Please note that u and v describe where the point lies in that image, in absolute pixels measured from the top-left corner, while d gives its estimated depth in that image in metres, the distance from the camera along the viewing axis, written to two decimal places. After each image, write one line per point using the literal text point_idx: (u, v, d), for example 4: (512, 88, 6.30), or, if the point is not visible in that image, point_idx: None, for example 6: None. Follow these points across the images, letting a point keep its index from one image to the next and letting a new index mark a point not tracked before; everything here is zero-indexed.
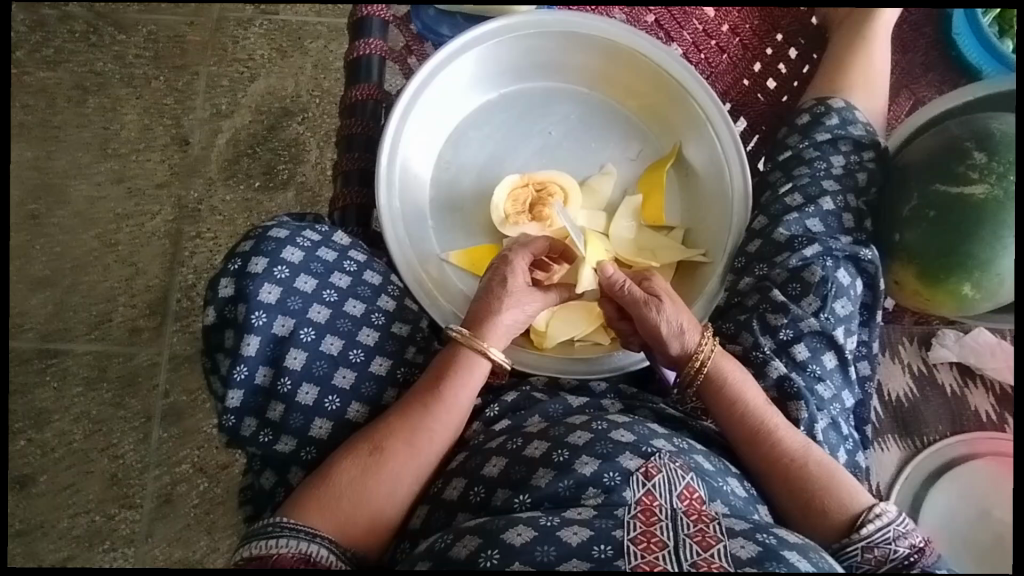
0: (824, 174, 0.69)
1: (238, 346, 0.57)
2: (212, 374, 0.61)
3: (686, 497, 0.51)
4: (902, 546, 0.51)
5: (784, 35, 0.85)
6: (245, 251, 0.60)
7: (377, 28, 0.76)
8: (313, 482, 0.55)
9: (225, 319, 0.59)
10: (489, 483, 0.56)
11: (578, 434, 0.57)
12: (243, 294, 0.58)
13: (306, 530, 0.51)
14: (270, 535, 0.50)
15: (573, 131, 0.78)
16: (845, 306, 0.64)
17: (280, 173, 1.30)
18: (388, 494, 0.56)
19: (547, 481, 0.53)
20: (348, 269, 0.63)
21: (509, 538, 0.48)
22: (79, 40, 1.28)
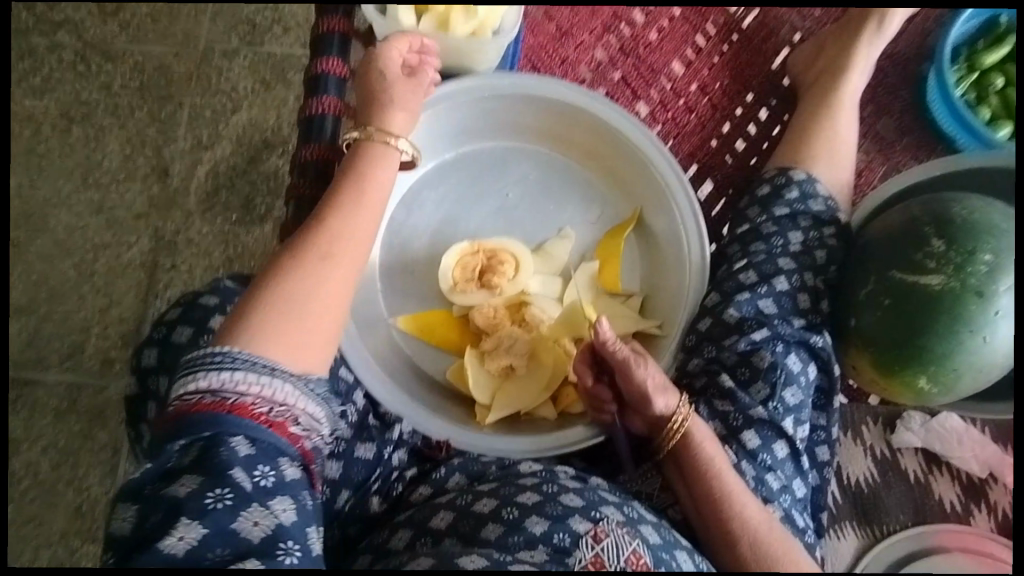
0: (781, 251, 0.67)
1: (156, 421, 0.56)
2: (136, 443, 0.60)
3: (633, 562, 0.51)
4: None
5: (755, 95, 0.83)
6: (171, 318, 0.60)
7: (334, 86, 0.74)
8: (249, 313, 0.52)
9: (148, 389, 0.58)
10: (436, 534, 0.57)
11: (527, 494, 0.58)
12: (165, 365, 0.58)
13: (263, 363, 0.49)
14: (218, 367, 0.48)
15: (531, 193, 0.77)
16: (796, 395, 0.61)
17: (258, 208, 1.29)
18: (329, 315, 0.55)
19: (497, 534, 0.55)
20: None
21: (463, 563, 0.50)
22: (66, 69, 1.28)
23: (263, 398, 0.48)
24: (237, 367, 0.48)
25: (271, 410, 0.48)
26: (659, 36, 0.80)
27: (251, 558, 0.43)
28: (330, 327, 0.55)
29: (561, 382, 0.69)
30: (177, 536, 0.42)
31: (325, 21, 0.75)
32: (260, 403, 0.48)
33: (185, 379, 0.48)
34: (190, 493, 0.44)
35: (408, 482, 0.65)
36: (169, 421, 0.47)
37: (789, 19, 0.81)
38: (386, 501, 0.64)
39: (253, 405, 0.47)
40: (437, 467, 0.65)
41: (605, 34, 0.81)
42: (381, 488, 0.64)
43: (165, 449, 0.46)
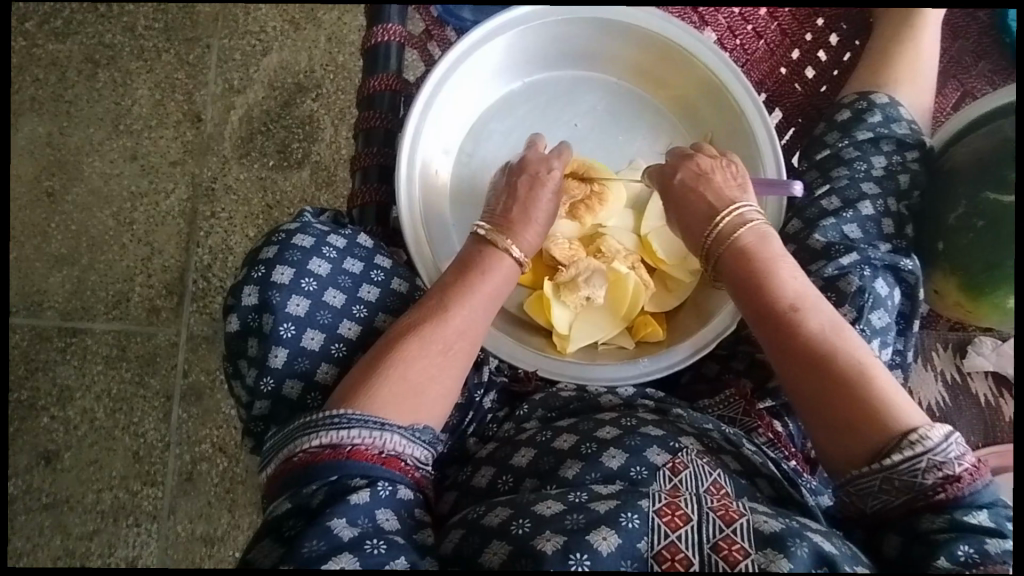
0: (864, 176, 0.66)
1: (265, 358, 0.57)
2: (234, 378, 0.61)
3: (714, 491, 0.52)
4: (929, 479, 0.46)
5: (825, 19, 0.78)
6: (269, 257, 0.59)
7: (396, 12, 0.71)
8: (367, 373, 0.54)
9: (250, 327, 0.59)
10: (517, 472, 0.58)
11: (606, 429, 0.59)
12: (269, 305, 0.58)
13: (374, 420, 0.51)
14: (336, 423, 0.50)
15: (600, 123, 0.76)
16: (882, 318, 0.61)
17: (294, 152, 1.28)
18: (441, 382, 0.56)
19: (575, 470, 0.55)
20: (376, 280, 0.62)
21: (539, 509, 0.51)
22: (88, 10, 1.27)
23: (379, 449, 0.50)
24: (355, 425, 0.50)
25: (384, 452, 0.51)
26: None
27: (345, 553, 0.45)
28: (445, 395, 0.56)
29: (638, 313, 0.70)
30: (311, 543, 0.45)
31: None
32: (373, 446, 0.50)
33: (311, 432, 0.50)
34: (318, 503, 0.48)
35: (495, 417, 0.67)
36: (293, 470, 0.50)
37: None
38: (481, 440, 0.65)
39: (368, 448, 0.50)
40: (518, 403, 0.67)
41: None
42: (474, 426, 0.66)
43: (296, 490, 0.49)
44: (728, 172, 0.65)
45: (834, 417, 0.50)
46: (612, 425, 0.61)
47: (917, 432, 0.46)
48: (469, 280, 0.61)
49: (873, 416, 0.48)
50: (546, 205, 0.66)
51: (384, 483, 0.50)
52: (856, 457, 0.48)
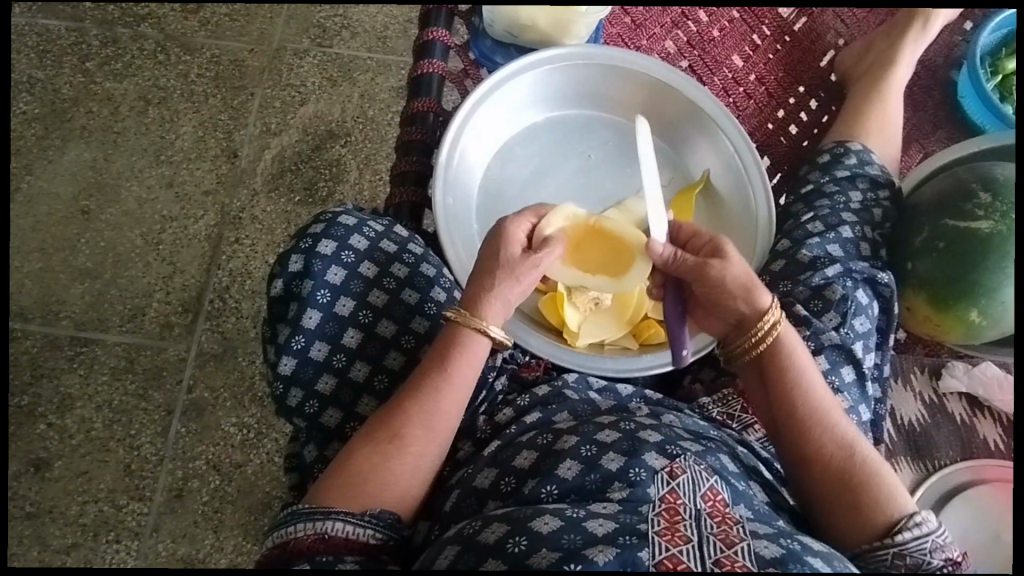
0: (843, 207, 0.75)
1: (299, 318, 0.64)
2: (269, 341, 0.67)
3: (710, 498, 0.52)
4: (936, 558, 0.52)
5: (805, 88, 0.92)
6: (316, 232, 0.67)
7: (439, 51, 0.83)
8: (331, 472, 0.58)
9: (291, 291, 0.66)
10: (519, 474, 0.58)
11: (606, 433, 0.59)
12: (310, 271, 0.65)
13: (320, 511, 0.54)
14: (288, 522, 0.55)
15: (610, 156, 0.84)
16: (864, 323, 0.69)
17: (320, 190, 1.36)
18: (410, 472, 0.59)
19: (574, 473, 0.55)
20: (408, 261, 0.69)
21: (536, 526, 0.49)
22: (148, 58, 1.38)
23: (323, 537, 0.53)
24: (302, 520, 0.54)
25: (328, 536, 0.53)
26: (722, 33, 0.91)
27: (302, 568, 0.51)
28: (402, 482, 0.59)
29: (642, 317, 0.74)
30: None
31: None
32: (317, 532, 0.53)
33: (276, 530, 0.55)
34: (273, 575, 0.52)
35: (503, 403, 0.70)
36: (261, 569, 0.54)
37: (831, 27, 0.94)
38: (490, 421, 0.68)
39: (311, 536, 0.53)
40: (524, 392, 0.71)
41: (674, 28, 0.91)
42: (487, 409, 0.70)
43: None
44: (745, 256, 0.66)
45: (842, 499, 0.56)
46: (612, 428, 0.60)
47: (913, 518, 0.54)
48: (434, 371, 0.62)
49: (874, 503, 0.55)
50: (517, 292, 0.66)
51: (326, 556, 0.52)
52: (860, 535, 0.55)
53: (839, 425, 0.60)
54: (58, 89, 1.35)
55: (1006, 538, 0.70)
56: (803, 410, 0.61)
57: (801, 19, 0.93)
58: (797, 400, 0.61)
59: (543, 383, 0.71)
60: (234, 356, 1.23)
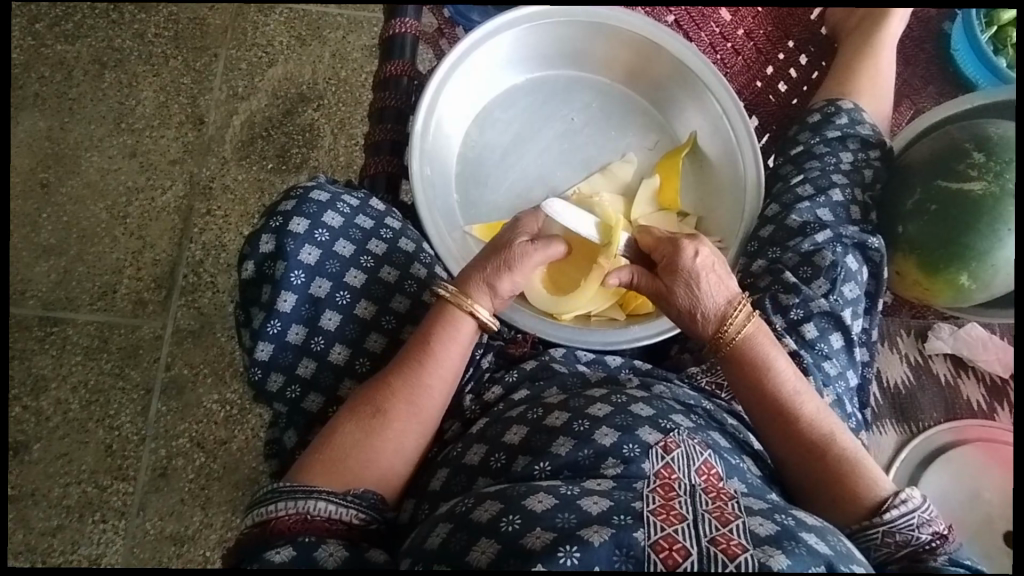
0: (834, 168, 0.73)
1: (274, 302, 0.61)
2: (244, 325, 0.65)
3: (704, 473, 0.51)
4: (925, 533, 0.52)
5: (795, 42, 0.88)
6: (286, 210, 0.64)
7: (412, 9, 0.78)
8: (311, 451, 0.57)
9: (264, 273, 0.63)
10: (509, 450, 0.56)
11: (597, 407, 0.58)
12: (283, 252, 0.62)
13: (305, 488, 0.53)
14: (268, 499, 0.52)
15: (594, 119, 0.81)
16: (853, 290, 0.67)
17: (293, 157, 1.30)
18: (395, 448, 0.59)
19: (567, 448, 0.54)
20: (385, 237, 0.67)
21: (530, 504, 0.47)
22: (100, 17, 1.30)
23: (306, 517, 0.51)
24: (285, 498, 0.52)
25: (309, 516, 0.51)
26: None
27: (287, 546, 0.48)
28: (386, 461, 0.58)
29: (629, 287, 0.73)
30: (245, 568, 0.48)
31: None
32: (298, 511, 0.51)
33: (254, 508, 0.53)
34: (248, 555, 0.49)
35: (490, 382, 0.68)
36: (236, 550, 0.52)
37: None
38: (478, 399, 0.67)
39: (292, 514, 0.51)
40: (510, 368, 0.69)
41: None
42: (474, 387, 0.68)
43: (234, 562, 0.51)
44: (715, 270, 0.62)
45: (824, 490, 0.56)
46: (603, 402, 0.59)
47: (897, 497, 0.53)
48: (422, 348, 0.61)
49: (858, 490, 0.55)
50: (513, 287, 0.64)
51: (307, 536, 0.50)
52: (847, 518, 0.54)
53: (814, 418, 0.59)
54: None
55: (984, 496, 0.72)
56: (778, 407, 0.59)
57: None
58: (770, 400, 0.59)
59: (530, 357, 0.70)
60: (213, 332, 1.19)
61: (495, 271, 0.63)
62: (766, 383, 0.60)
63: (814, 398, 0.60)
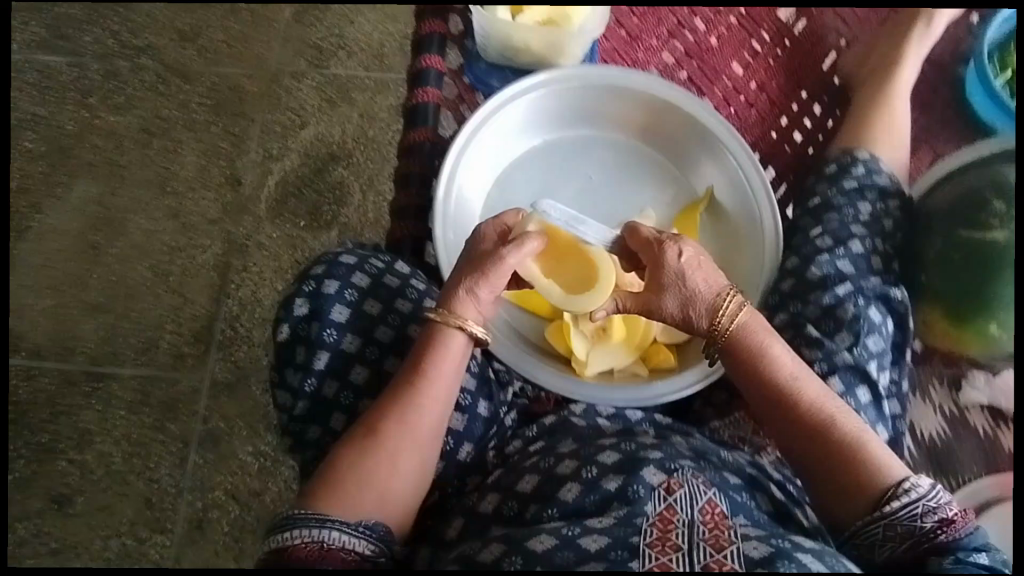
0: (852, 220, 0.73)
1: (309, 360, 0.64)
2: (276, 386, 0.66)
3: (708, 511, 0.51)
4: (927, 521, 0.54)
5: (808, 92, 0.90)
6: (319, 273, 0.67)
7: (433, 78, 0.84)
8: (315, 480, 0.58)
9: (298, 335, 0.65)
10: (521, 498, 0.58)
11: (607, 454, 0.58)
12: (318, 313, 0.65)
13: (318, 518, 0.54)
14: (286, 526, 0.54)
15: (612, 175, 0.83)
16: (878, 342, 0.67)
17: (324, 214, 1.37)
18: (393, 470, 0.59)
19: (574, 494, 0.55)
20: (411, 296, 0.68)
21: (532, 545, 0.50)
22: (147, 89, 1.38)
23: (321, 546, 0.53)
24: (300, 526, 0.53)
25: (325, 545, 0.53)
26: (719, 40, 0.90)
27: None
28: (389, 485, 0.58)
29: (651, 341, 0.75)
30: None
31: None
32: (313, 542, 0.53)
33: (271, 534, 0.54)
34: None
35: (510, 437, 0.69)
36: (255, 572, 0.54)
37: (831, 28, 0.91)
38: (498, 453, 0.68)
39: (308, 544, 0.53)
40: (531, 423, 0.70)
41: (671, 39, 0.90)
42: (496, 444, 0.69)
43: None
44: (701, 265, 0.66)
45: (831, 478, 0.58)
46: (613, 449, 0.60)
47: (908, 481, 0.55)
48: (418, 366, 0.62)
49: (860, 478, 0.57)
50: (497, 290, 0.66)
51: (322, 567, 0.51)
52: (857, 505, 0.56)
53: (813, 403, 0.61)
54: (60, 125, 1.35)
55: None
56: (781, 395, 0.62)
57: (800, 22, 0.91)
58: (768, 390, 0.63)
59: (551, 412, 0.71)
60: (247, 385, 1.24)
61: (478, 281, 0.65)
62: (763, 376, 0.63)
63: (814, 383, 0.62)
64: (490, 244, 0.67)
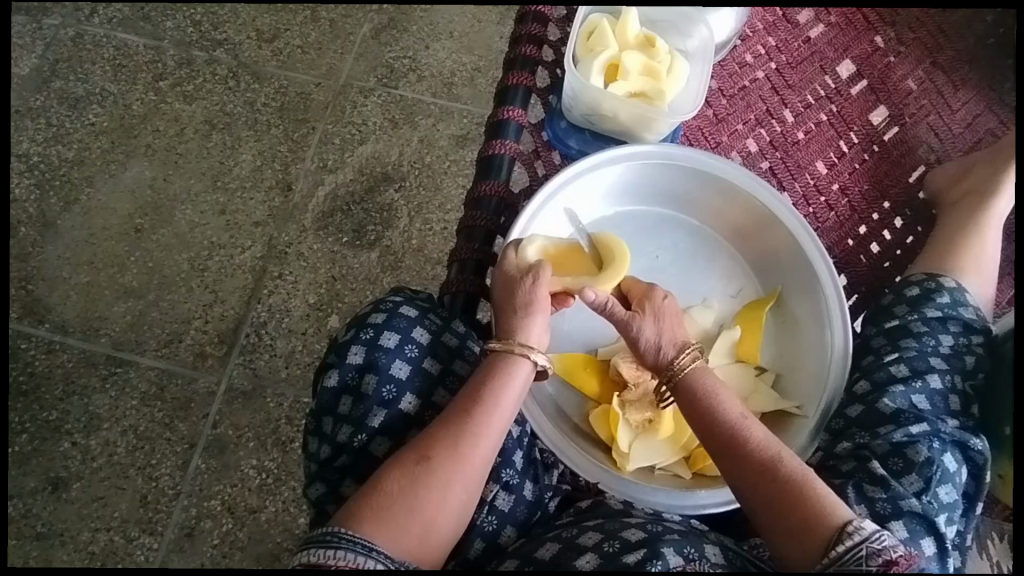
0: (932, 350, 0.70)
1: (362, 416, 0.63)
2: (315, 433, 0.65)
3: None
4: (873, 565, 0.48)
5: (891, 204, 0.86)
6: (377, 322, 0.65)
7: (513, 131, 0.81)
8: (360, 503, 0.54)
9: (347, 386, 0.63)
10: (539, 565, 0.56)
11: (633, 531, 0.56)
12: (375, 366, 0.63)
13: (364, 543, 0.50)
14: (326, 543, 0.50)
15: (680, 259, 0.80)
16: (950, 493, 0.62)
17: (368, 234, 1.29)
18: (440, 503, 0.55)
19: (592, 565, 0.53)
20: (471, 357, 0.69)
21: None
22: (218, 82, 1.37)
23: None
24: (342, 547, 0.50)
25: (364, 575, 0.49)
26: (806, 136, 0.87)
27: None
28: (436, 523, 0.55)
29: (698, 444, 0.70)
30: None
31: (521, 48, 0.85)
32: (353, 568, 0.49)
33: (308, 548, 0.51)
34: None
35: (542, 517, 0.66)
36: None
37: (924, 141, 0.89)
38: (524, 529, 0.64)
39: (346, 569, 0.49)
40: (567, 508, 0.67)
41: (757, 126, 0.87)
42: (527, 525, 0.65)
43: None
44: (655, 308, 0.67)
45: (781, 519, 0.53)
46: (638, 528, 0.57)
47: (852, 524, 0.50)
48: (485, 392, 0.60)
49: (808, 520, 0.52)
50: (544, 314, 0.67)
51: None
52: (810, 553, 0.51)
53: (759, 441, 0.58)
54: (128, 104, 1.35)
55: None
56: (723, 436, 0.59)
57: (892, 129, 0.89)
58: (711, 427, 0.60)
59: (588, 496, 0.68)
60: (263, 396, 1.18)
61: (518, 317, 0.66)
62: (706, 412, 0.61)
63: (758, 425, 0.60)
64: (516, 280, 0.66)
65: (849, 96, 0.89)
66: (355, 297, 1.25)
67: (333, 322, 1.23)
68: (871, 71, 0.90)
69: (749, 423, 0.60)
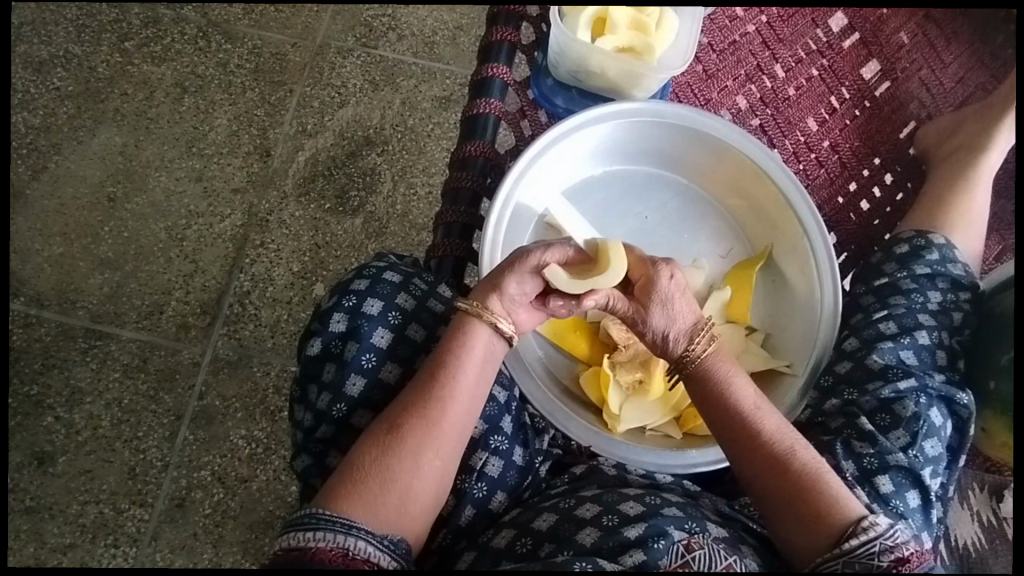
0: (920, 307, 0.70)
1: (340, 382, 0.61)
2: (300, 401, 0.64)
3: None
4: (885, 560, 0.49)
5: (881, 160, 0.85)
6: (360, 288, 0.64)
7: (497, 89, 0.78)
8: (337, 480, 0.53)
9: (329, 352, 0.62)
10: (537, 536, 0.56)
11: (631, 505, 0.56)
12: (356, 333, 0.62)
13: (343, 521, 0.50)
14: (306, 526, 0.49)
15: (669, 219, 0.79)
16: (935, 446, 0.63)
17: (351, 200, 1.26)
18: (415, 472, 0.55)
19: (593, 539, 0.53)
20: None
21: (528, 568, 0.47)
22: (187, 42, 1.31)
23: (345, 554, 0.48)
24: (323, 528, 0.49)
25: (348, 554, 0.48)
26: (797, 92, 0.85)
27: None
28: (411, 493, 0.54)
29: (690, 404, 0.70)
30: None
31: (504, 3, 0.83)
32: (336, 548, 0.48)
33: (287, 532, 0.50)
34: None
35: (536, 483, 0.66)
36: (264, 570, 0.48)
37: (914, 96, 0.88)
38: (518, 496, 0.64)
39: (330, 549, 0.48)
40: (561, 474, 0.67)
41: (748, 83, 0.85)
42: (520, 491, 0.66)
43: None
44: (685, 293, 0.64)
45: (792, 512, 0.54)
46: (636, 501, 0.57)
47: (868, 519, 0.51)
48: (449, 358, 0.59)
49: (819, 513, 0.53)
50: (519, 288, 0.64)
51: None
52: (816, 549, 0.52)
53: (772, 434, 0.58)
54: (93, 67, 1.28)
55: None
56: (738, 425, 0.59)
57: (883, 83, 0.87)
58: (726, 415, 0.60)
59: (581, 461, 0.68)
60: (249, 365, 1.17)
61: (507, 274, 0.64)
62: (720, 401, 0.60)
63: (774, 416, 0.59)
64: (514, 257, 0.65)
65: (841, 50, 0.87)
66: (340, 264, 1.23)
67: (318, 290, 1.21)
68: (863, 23, 0.87)
69: (766, 414, 0.59)
